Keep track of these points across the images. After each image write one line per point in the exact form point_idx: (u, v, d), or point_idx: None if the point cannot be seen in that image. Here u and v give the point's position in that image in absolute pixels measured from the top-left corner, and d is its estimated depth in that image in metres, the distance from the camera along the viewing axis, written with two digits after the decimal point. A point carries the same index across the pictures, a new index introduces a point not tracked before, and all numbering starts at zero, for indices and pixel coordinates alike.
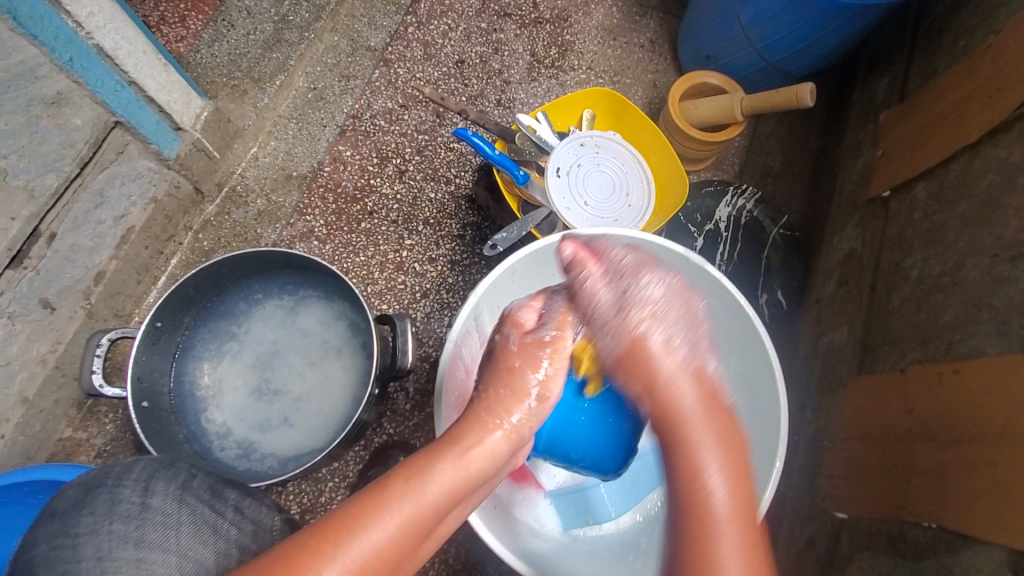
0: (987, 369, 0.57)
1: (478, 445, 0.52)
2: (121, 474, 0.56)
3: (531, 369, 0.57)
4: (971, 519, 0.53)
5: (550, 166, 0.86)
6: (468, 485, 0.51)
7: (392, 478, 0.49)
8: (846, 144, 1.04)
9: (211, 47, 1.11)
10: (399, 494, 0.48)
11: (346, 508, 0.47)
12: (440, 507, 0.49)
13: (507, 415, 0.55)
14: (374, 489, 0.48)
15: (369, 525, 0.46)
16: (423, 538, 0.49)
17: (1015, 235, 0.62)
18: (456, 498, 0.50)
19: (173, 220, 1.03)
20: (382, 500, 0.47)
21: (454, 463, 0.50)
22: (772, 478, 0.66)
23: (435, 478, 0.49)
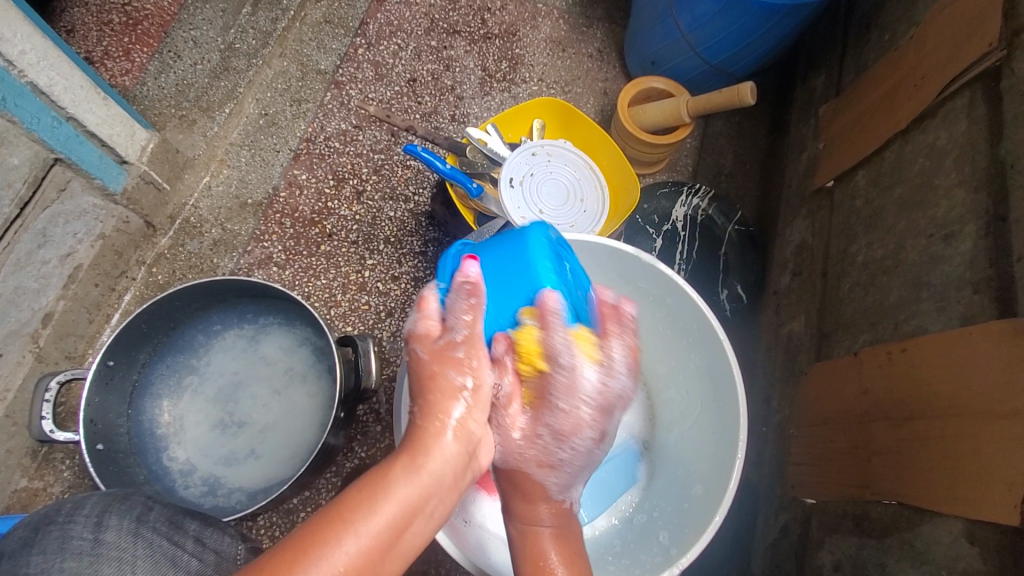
0: (932, 344, 0.58)
1: (432, 454, 0.48)
2: (72, 509, 0.56)
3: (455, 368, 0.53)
4: (927, 493, 0.54)
5: (503, 177, 0.87)
6: (430, 490, 0.46)
7: (345, 495, 0.43)
8: (791, 139, 1.08)
9: (156, 79, 1.10)
10: (354, 512, 0.42)
11: (296, 536, 0.40)
12: (402, 518, 0.44)
13: (452, 419, 0.51)
14: (325, 509, 0.42)
15: (327, 545, 0.40)
16: (388, 558, 0.42)
17: (946, 215, 0.64)
18: (416, 510, 0.45)
19: (124, 256, 1.00)
20: (337, 517, 0.41)
21: (408, 468, 0.46)
22: (733, 469, 0.64)
23: (387, 493, 0.44)
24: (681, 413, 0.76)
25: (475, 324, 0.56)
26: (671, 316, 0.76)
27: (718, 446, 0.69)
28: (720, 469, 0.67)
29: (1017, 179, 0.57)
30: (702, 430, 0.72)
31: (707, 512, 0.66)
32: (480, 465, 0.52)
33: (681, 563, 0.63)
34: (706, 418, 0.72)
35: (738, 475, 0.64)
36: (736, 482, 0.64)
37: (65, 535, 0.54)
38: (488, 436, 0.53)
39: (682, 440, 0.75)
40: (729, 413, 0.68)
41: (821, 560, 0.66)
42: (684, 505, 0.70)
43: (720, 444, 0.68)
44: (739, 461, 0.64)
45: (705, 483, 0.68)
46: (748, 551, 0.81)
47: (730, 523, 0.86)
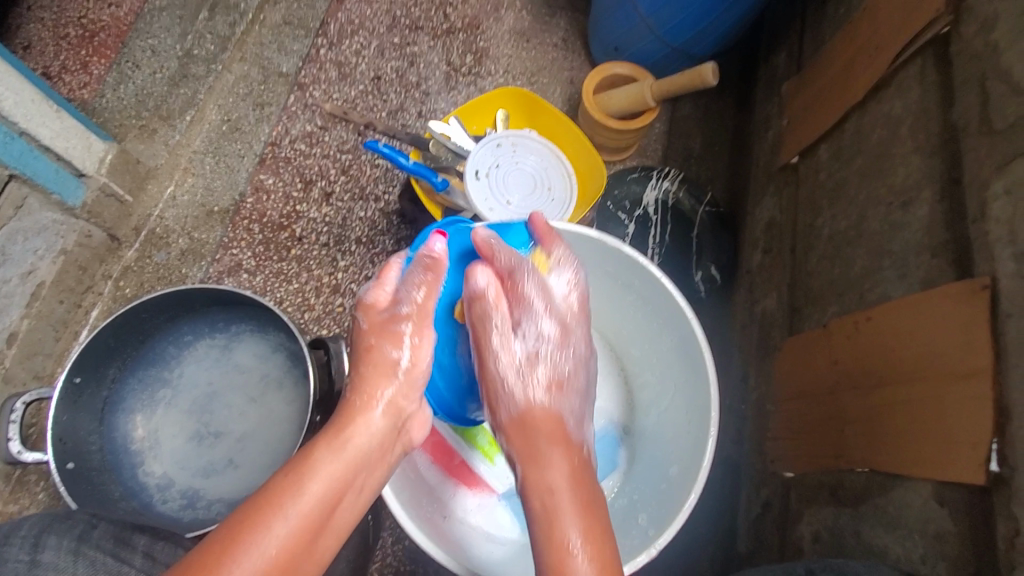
0: (896, 311, 0.59)
1: (358, 430, 0.53)
2: (8, 533, 0.56)
3: (395, 347, 0.58)
4: (897, 458, 0.54)
5: (468, 169, 0.86)
6: (358, 464, 0.52)
7: (274, 481, 0.48)
8: (757, 117, 1.08)
9: (115, 90, 1.07)
10: (281, 496, 0.46)
11: (225, 526, 0.45)
12: (328, 497, 0.48)
13: (383, 398, 0.56)
14: (253, 498, 0.46)
15: (254, 530, 0.44)
16: (319, 534, 0.47)
17: (904, 182, 0.65)
18: (347, 484, 0.50)
19: (88, 271, 0.98)
20: (262, 504, 0.46)
21: (337, 445, 0.51)
22: (708, 446, 0.64)
23: (315, 471, 0.49)
24: (658, 396, 0.76)
25: (423, 302, 0.59)
26: (643, 299, 0.75)
27: (692, 425, 0.69)
28: (695, 448, 0.67)
29: (970, 142, 0.58)
30: (677, 410, 0.72)
31: (683, 490, 0.66)
32: (408, 437, 0.58)
33: (659, 543, 0.63)
34: (680, 398, 0.72)
35: (712, 451, 0.64)
36: (710, 459, 0.64)
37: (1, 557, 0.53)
38: (416, 410, 0.59)
39: (660, 422, 0.75)
40: (702, 391, 0.68)
41: (800, 532, 0.67)
42: (662, 486, 0.70)
43: (694, 423, 0.69)
44: (712, 437, 0.64)
45: (682, 463, 0.68)
46: (732, 528, 0.82)
47: (714, 502, 0.87)
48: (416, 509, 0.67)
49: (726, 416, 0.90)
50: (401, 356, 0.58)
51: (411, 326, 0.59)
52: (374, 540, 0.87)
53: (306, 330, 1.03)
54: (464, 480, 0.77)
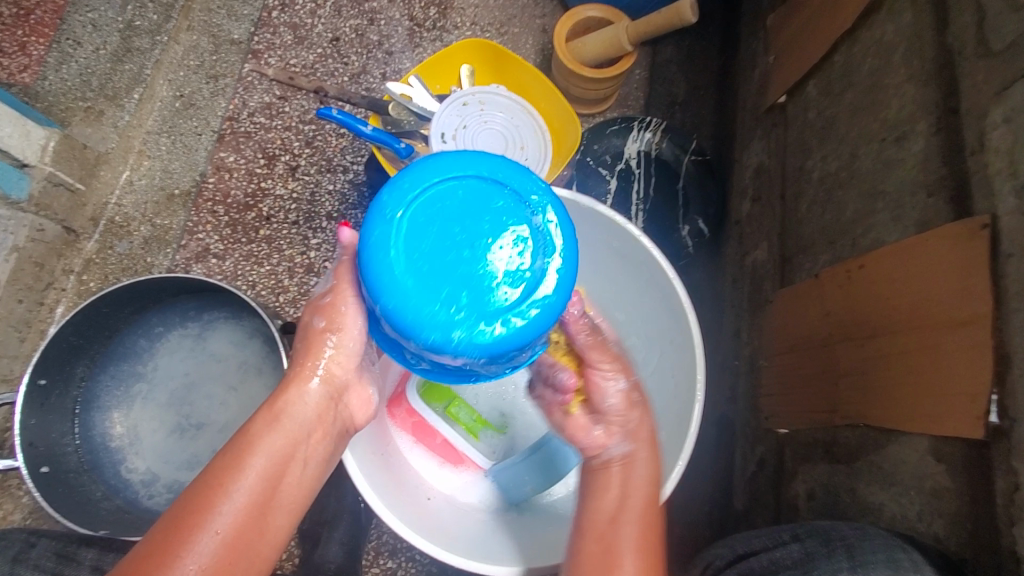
0: (888, 257, 0.55)
1: (293, 399, 0.53)
2: None
3: (325, 320, 0.53)
4: (889, 412, 0.52)
5: (433, 132, 0.81)
6: (298, 434, 0.52)
7: (212, 464, 0.48)
8: (743, 55, 1.01)
9: (58, 71, 0.95)
10: (221, 477, 0.47)
11: (173, 513, 0.46)
12: (269, 475, 0.49)
13: (320, 369, 0.54)
14: (194, 483, 0.47)
15: (196, 513, 0.46)
16: (267, 513, 0.48)
17: (898, 115, 0.60)
18: (288, 456, 0.51)
19: (47, 266, 0.93)
20: (203, 487, 0.47)
21: (270, 418, 0.51)
22: (694, 411, 0.62)
23: (255, 446, 0.50)
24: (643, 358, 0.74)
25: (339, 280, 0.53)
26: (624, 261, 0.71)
27: (680, 390, 0.66)
28: (682, 416, 0.64)
29: (966, 66, 0.53)
30: (666, 373, 0.69)
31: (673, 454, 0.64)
32: (349, 410, 0.57)
33: None
34: (666, 361, 0.69)
35: (698, 418, 0.62)
36: (698, 425, 0.61)
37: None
38: (355, 384, 0.58)
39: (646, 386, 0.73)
40: (686, 353, 0.65)
41: (795, 490, 0.65)
42: None
43: (681, 386, 0.66)
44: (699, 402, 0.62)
45: (670, 427, 0.66)
46: (729, 487, 0.80)
47: (708, 460, 0.85)
48: (398, 492, 0.65)
49: (719, 373, 0.87)
50: (335, 334, 0.54)
51: (350, 303, 0.53)
52: (367, 522, 0.86)
53: (282, 312, 0.99)
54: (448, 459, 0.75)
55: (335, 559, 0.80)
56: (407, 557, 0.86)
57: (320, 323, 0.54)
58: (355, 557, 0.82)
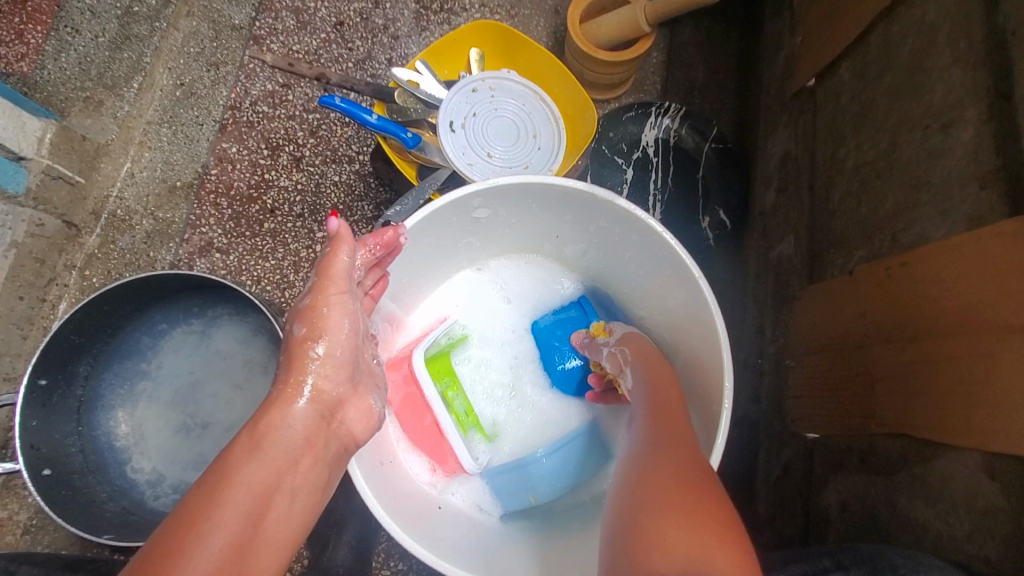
0: (934, 254, 0.51)
1: (277, 425, 0.51)
2: None
3: (305, 327, 0.54)
4: (937, 424, 0.48)
5: (441, 121, 0.77)
6: (282, 465, 0.49)
7: (189, 503, 0.45)
8: (768, 35, 0.96)
9: (57, 60, 0.91)
10: (202, 511, 0.45)
11: (146, 559, 0.42)
12: (253, 508, 0.46)
13: (306, 386, 0.53)
14: (173, 518, 0.45)
15: (175, 554, 0.42)
16: (249, 553, 0.45)
17: (944, 100, 0.55)
18: (272, 489, 0.48)
19: (48, 262, 0.91)
20: (180, 528, 0.44)
21: (251, 448, 0.49)
22: (722, 423, 0.57)
23: (236, 480, 0.47)
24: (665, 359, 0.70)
25: (326, 275, 0.54)
26: (644, 258, 0.66)
27: (705, 393, 0.62)
28: (706, 426, 0.60)
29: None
30: (691, 376, 0.65)
31: None
32: (345, 427, 0.55)
33: None
34: (691, 363, 0.65)
35: (723, 428, 0.57)
36: (725, 439, 0.56)
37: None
38: (351, 397, 0.56)
39: None
40: (711, 357, 0.61)
41: (826, 500, 0.61)
42: None
43: (706, 392, 0.62)
44: (726, 406, 0.57)
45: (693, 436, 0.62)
46: (752, 492, 0.77)
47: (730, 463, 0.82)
48: (405, 503, 0.62)
49: (741, 372, 0.84)
50: (318, 342, 0.54)
51: (328, 305, 0.54)
52: (377, 524, 0.84)
53: (287, 308, 0.96)
54: (427, 450, 0.71)
55: (345, 562, 0.78)
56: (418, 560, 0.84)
57: (301, 331, 0.54)
58: (364, 560, 0.80)
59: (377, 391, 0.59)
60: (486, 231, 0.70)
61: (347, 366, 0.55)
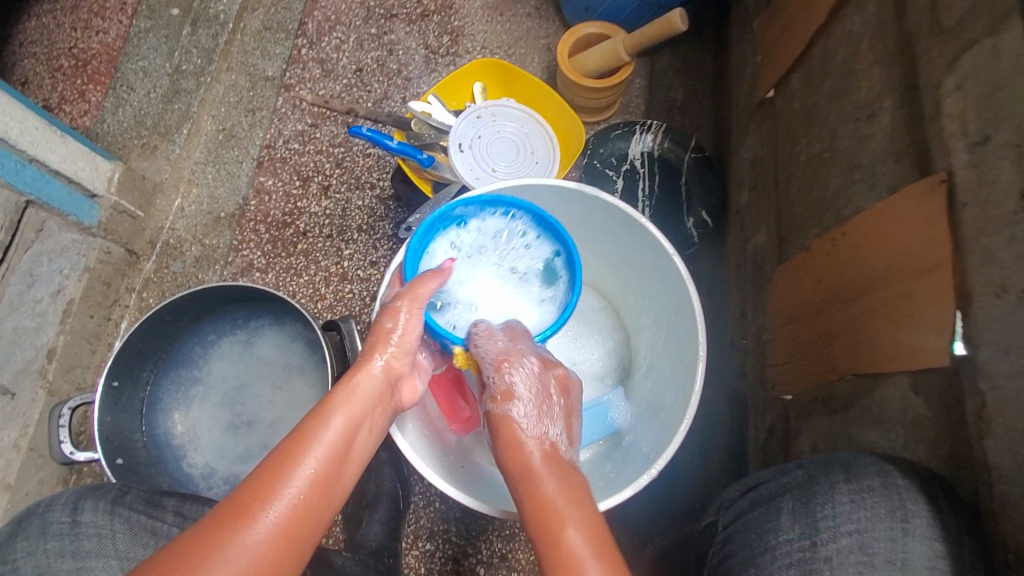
0: (866, 221, 0.61)
1: (365, 378, 0.58)
2: (48, 504, 0.63)
3: (390, 322, 0.61)
4: (874, 359, 0.57)
5: (451, 143, 0.89)
6: (370, 404, 0.56)
7: (303, 423, 0.53)
8: (735, 57, 1.08)
9: (114, 114, 1.12)
10: (310, 429, 0.52)
11: (273, 457, 0.49)
12: (346, 432, 0.53)
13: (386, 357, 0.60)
14: (291, 433, 0.51)
15: (297, 456, 0.49)
16: (345, 463, 0.52)
17: (868, 96, 0.66)
18: (361, 421, 0.55)
19: (113, 284, 1.04)
20: (299, 438, 0.51)
21: (348, 390, 0.56)
22: (697, 372, 0.68)
23: (338, 407, 0.54)
24: (653, 334, 0.79)
25: (417, 292, 0.60)
26: (629, 246, 0.77)
27: (684, 355, 0.72)
28: (687, 381, 0.70)
29: (923, 45, 0.59)
30: (672, 344, 0.75)
31: (679, 416, 0.69)
32: (401, 397, 0.62)
33: (658, 467, 0.66)
34: (672, 334, 0.75)
35: (700, 379, 0.67)
36: (700, 387, 0.67)
37: (45, 519, 0.62)
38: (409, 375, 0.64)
39: (655, 359, 0.79)
40: (687, 324, 0.71)
41: (801, 447, 0.69)
42: (660, 419, 0.73)
43: (685, 355, 0.71)
44: (700, 358, 0.68)
45: (676, 393, 0.71)
46: (745, 458, 0.85)
47: (725, 435, 0.90)
48: (432, 460, 0.70)
49: (730, 352, 0.93)
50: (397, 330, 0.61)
51: (405, 312, 0.60)
52: (405, 506, 0.93)
53: (320, 318, 1.08)
54: (448, 406, 0.76)
55: (377, 538, 0.86)
56: (444, 539, 0.93)
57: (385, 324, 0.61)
58: (395, 536, 0.89)
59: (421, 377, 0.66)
60: None
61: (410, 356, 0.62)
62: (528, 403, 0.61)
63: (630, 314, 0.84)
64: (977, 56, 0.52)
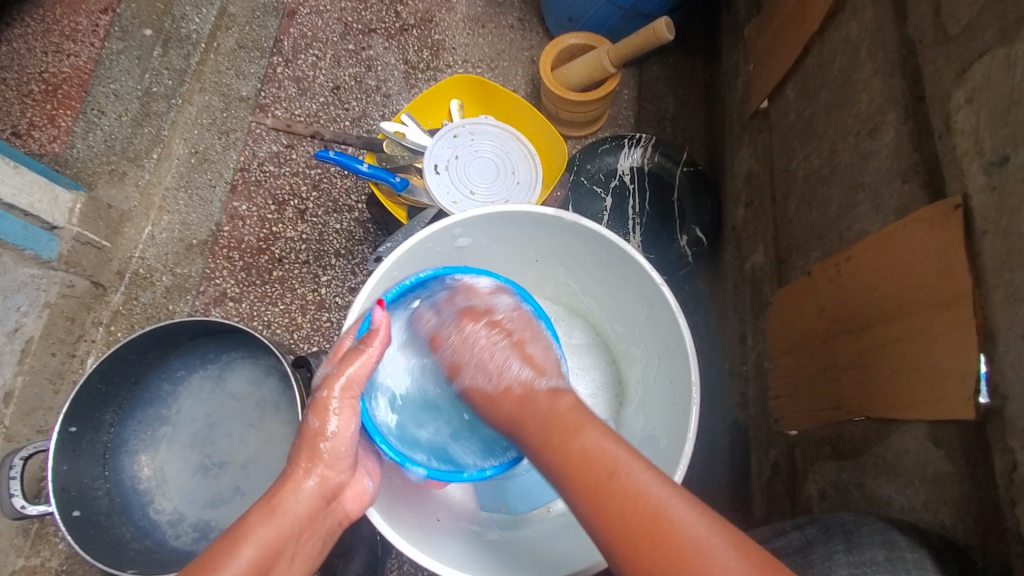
0: (873, 246, 0.55)
1: (289, 497, 0.57)
2: None
3: (319, 420, 0.58)
4: (887, 402, 0.51)
5: (426, 165, 0.84)
6: (289, 530, 0.55)
7: (210, 552, 0.52)
8: (726, 66, 1.04)
9: (84, 139, 1.06)
10: (216, 559, 0.51)
11: None
12: (258, 564, 0.52)
13: (315, 471, 0.58)
14: (197, 566, 0.51)
15: None
16: None
17: (868, 108, 0.61)
18: (278, 551, 0.54)
19: (77, 319, 0.99)
20: (202, 572, 0.50)
21: (268, 515, 0.55)
22: (691, 416, 0.62)
23: (250, 537, 0.53)
24: (644, 367, 0.74)
25: (354, 373, 0.57)
26: (615, 273, 0.71)
27: (676, 393, 0.66)
28: (680, 423, 0.64)
29: (928, 54, 0.54)
30: (664, 379, 0.69)
31: (672, 463, 0.63)
32: (339, 507, 0.60)
33: None
34: (664, 369, 0.69)
35: (695, 422, 0.61)
36: (694, 431, 0.61)
37: None
38: (349, 481, 0.61)
39: (647, 395, 0.73)
40: (680, 359, 0.65)
41: (809, 491, 0.64)
42: (653, 460, 0.66)
43: (678, 393, 0.66)
44: (694, 398, 0.62)
45: (668, 435, 0.65)
46: (748, 496, 0.79)
47: (726, 469, 0.84)
48: (404, 513, 0.65)
49: (728, 380, 0.87)
50: (327, 438, 0.58)
51: (338, 406, 0.58)
52: (385, 551, 0.87)
53: (297, 349, 1.03)
54: None
55: None
56: None
57: (314, 424, 0.58)
58: None
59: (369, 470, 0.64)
60: (468, 257, 0.75)
61: (349, 459, 0.60)
62: (485, 380, 0.58)
63: (620, 344, 0.78)
64: (989, 66, 0.46)
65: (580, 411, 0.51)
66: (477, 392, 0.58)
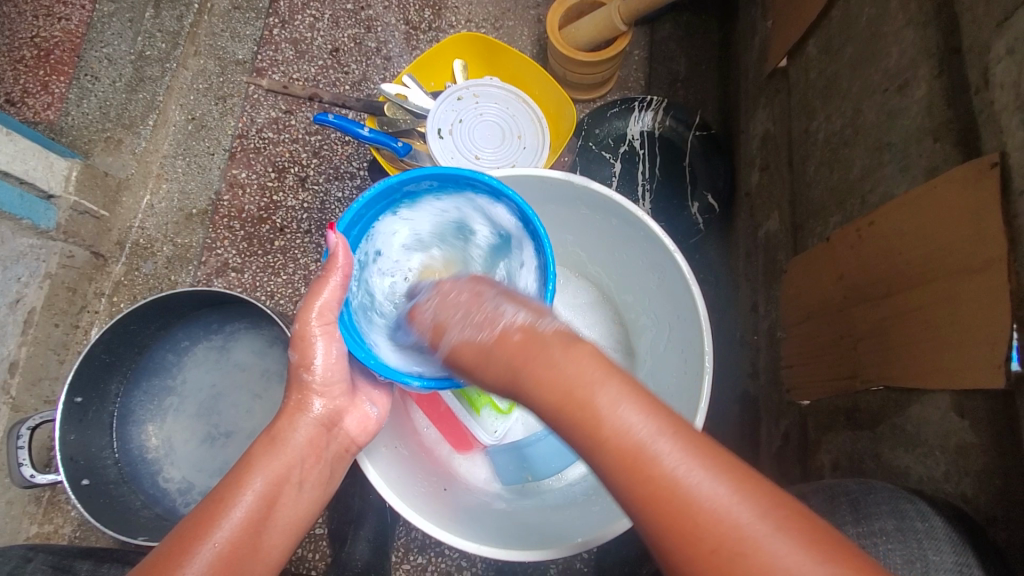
0: (899, 209, 0.53)
1: (290, 430, 0.58)
2: None
3: (300, 354, 0.57)
4: (909, 372, 0.49)
5: (429, 129, 0.81)
6: (292, 460, 0.57)
7: (217, 488, 0.54)
8: (743, 24, 0.99)
9: (78, 106, 1.01)
10: (224, 494, 0.53)
11: (182, 528, 0.51)
12: (266, 494, 0.54)
13: (311, 402, 0.59)
14: (204, 503, 0.53)
15: (205, 526, 0.50)
16: (262, 530, 0.52)
17: (899, 63, 0.57)
18: (283, 480, 0.55)
19: (79, 291, 0.98)
20: (211, 505, 0.52)
21: (269, 447, 0.56)
22: (703, 387, 0.61)
23: (254, 468, 0.54)
24: (654, 337, 0.72)
25: (320, 302, 0.55)
26: (625, 238, 0.69)
27: (688, 362, 0.64)
28: (691, 394, 0.63)
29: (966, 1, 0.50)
30: (675, 348, 0.67)
31: None
32: (343, 433, 0.61)
33: None
34: (675, 338, 0.67)
35: (708, 393, 0.60)
36: (707, 403, 0.60)
37: None
38: (349, 407, 0.61)
39: (657, 364, 0.71)
40: (692, 328, 0.64)
41: (821, 461, 0.63)
42: None
43: (689, 363, 0.64)
44: (706, 369, 0.61)
45: (680, 405, 0.64)
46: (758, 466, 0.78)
47: (735, 439, 0.83)
48: (410, 480, 0.65)
49: (738, 349, 0.85)
50: (312, 367, 0.58)
51: (317, 333, 0.57)
52: (393, 518, 0.87)
53: None
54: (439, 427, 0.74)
55: (363, 557, 0.81)
56: (437, 553, 0.86)
57: (295, 358, 0.58)
58: (383, 553, 0.83)
59: (370, 399, 0.64)
60: None
61: (342, 384, 0.60)
62: (477, 313, 0.48)
63: (629, 313, 0.76)
64: None
65: (593, 374, 0.42)
66: (463, 341, 0.47)
